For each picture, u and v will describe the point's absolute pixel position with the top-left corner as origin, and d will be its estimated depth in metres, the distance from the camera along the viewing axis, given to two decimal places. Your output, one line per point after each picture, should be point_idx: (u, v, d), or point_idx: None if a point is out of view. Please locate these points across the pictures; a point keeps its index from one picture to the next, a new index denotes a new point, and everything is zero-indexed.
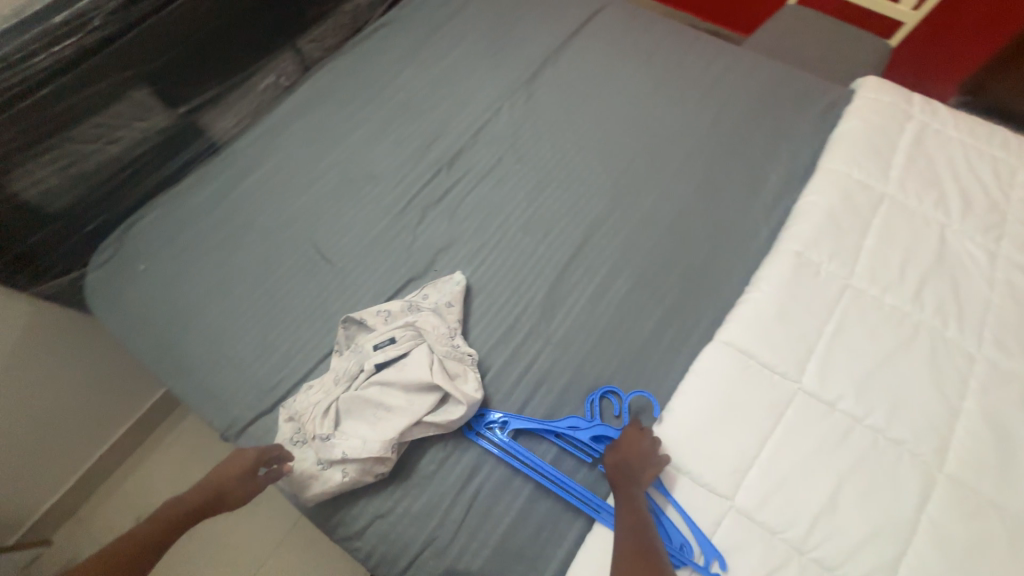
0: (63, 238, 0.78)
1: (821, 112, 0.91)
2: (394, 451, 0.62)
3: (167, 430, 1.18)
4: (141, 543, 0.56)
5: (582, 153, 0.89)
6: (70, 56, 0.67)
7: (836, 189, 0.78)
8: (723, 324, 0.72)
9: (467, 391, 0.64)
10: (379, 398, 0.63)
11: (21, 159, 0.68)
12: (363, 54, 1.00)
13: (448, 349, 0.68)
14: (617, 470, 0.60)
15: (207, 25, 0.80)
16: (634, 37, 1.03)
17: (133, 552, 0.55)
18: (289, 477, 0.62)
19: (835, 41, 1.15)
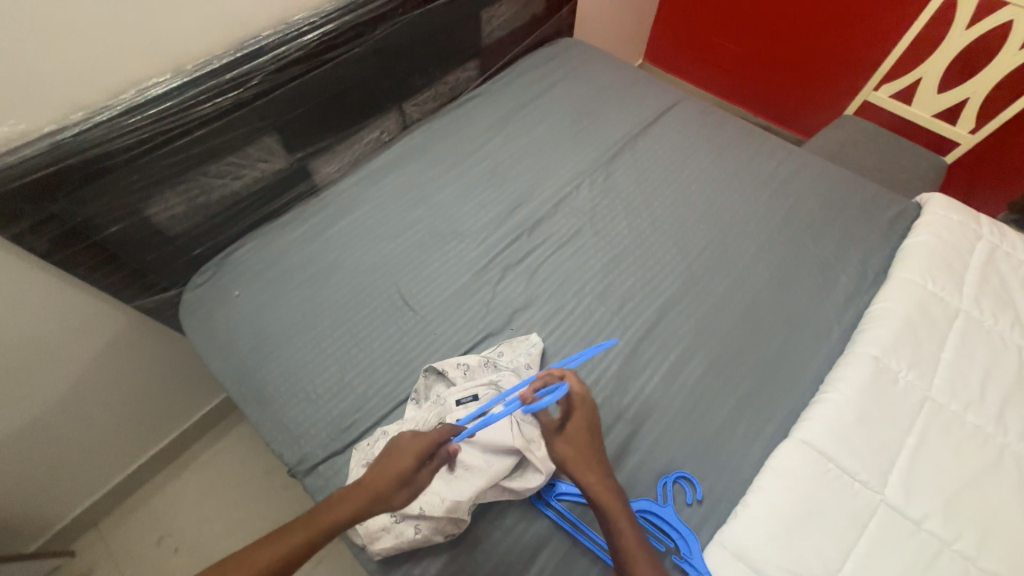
0: (173, 259, 0.84)
1: (889, 220, 0.95)
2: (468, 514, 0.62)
3: (203, 448, 1.18)
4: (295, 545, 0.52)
5: (656, 234, 0.94)
6: (226, 107, 0.76)
7: (911, 299, 0.80)
8: (799, 421, 0.72)
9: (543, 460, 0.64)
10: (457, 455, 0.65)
11: (161, 188, 0.75)
12: (457, 121, 1.09)
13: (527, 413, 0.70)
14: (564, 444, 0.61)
15: (336, 86, 0.89)
16: (708, 132, 1.11)
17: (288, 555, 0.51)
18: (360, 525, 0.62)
19: (895, 153, 1.21)
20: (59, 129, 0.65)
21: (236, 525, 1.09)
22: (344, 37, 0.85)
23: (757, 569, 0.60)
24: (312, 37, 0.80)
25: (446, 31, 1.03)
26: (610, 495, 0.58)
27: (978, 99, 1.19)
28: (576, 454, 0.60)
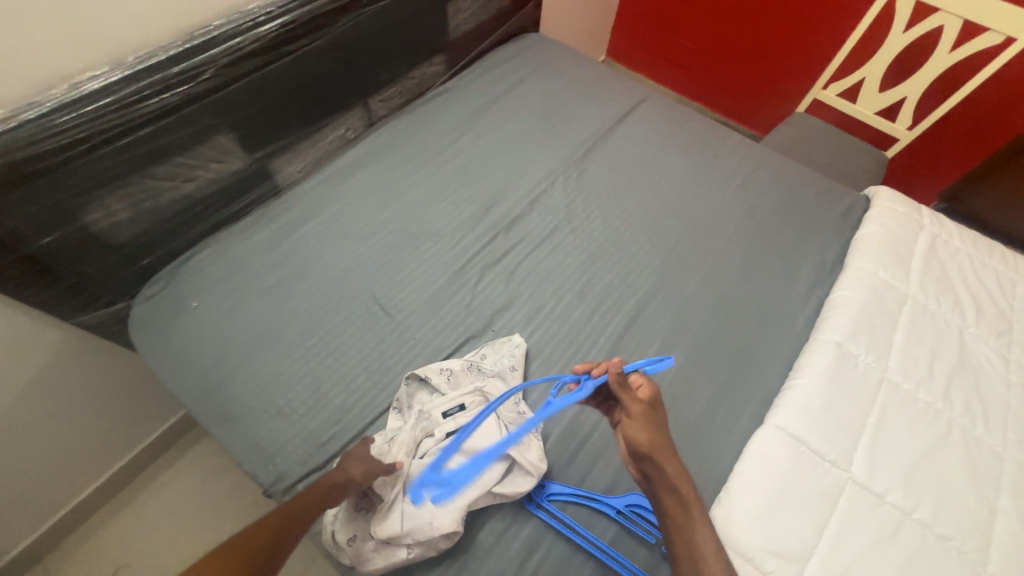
0: (117, 270, 0.76)
1: (842, 213, 1.01)
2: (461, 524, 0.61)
3: (159, 471, 1.09)
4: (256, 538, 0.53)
5: (630, 231, 0.95)
6: (175, 102, 0.69)
7: (866, 286, 0.85)
8: (773, 407, 0.75)
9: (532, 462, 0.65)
10: (447, 465, 0.64)
11: (100, 193, 0.68)
12: (425, 117, 1.06)
13: (514, 416, 0.70)
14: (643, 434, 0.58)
15: (297, 81, 0.83)
16: (675, 129, 1.14)
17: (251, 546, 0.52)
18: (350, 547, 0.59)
19: (844, 148, 1.29)
20: None
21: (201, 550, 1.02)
22: (305, 28, 0.80)
23: (742, 554, 0.62)
24: (271, 28, 0.75)
25: (412, 24, 0.99)
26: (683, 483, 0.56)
27: (915, 99, 1.28)
28: (653, 440, 0.58)
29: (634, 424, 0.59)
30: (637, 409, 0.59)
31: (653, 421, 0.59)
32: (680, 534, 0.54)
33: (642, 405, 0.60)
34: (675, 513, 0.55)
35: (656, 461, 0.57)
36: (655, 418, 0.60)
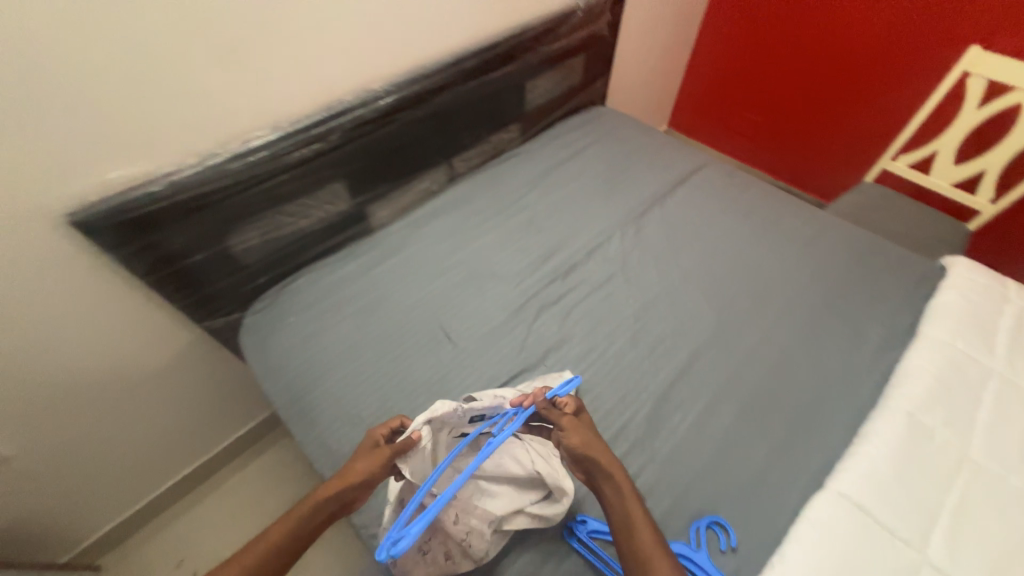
0: (240, 286, 0.93)
1: (915, 281, 0.98)
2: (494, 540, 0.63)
3: (232, 472, 1.21)
4: (270, 544, 0.57)
5: (685, 284, 0.99)
6: (309, 156, 0.87)
7: (942, 357, 0.82)
8: (834, 472, 0.72)
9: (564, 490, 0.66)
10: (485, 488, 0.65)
11: (242, 223, 0.86)
12: (499, 175, 1.20)
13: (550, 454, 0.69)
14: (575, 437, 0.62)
15: (399, 141, 1.01)
16: (732, 192, 1.19)
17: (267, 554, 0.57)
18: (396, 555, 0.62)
19: (918, 218, 1.25)
20: (175, 170, 0.77)
21: None
22: (411, 102, 0.98)
23: None
24: (386, 102, 0.93)
25: (496, 99, 1.16)
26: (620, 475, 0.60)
27: (995, 171, 1.24)
28: (585, 440, 0.62)
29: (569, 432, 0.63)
30: (566, 419, 0.64)
31: (585, 428, 0.64)
32: (628, 538, 0.56)
33: (570, 417, 0.64)
34: (617, 507, 0.58)
35: (597, 464, 0.61)
36: (586, 425, 0.65)
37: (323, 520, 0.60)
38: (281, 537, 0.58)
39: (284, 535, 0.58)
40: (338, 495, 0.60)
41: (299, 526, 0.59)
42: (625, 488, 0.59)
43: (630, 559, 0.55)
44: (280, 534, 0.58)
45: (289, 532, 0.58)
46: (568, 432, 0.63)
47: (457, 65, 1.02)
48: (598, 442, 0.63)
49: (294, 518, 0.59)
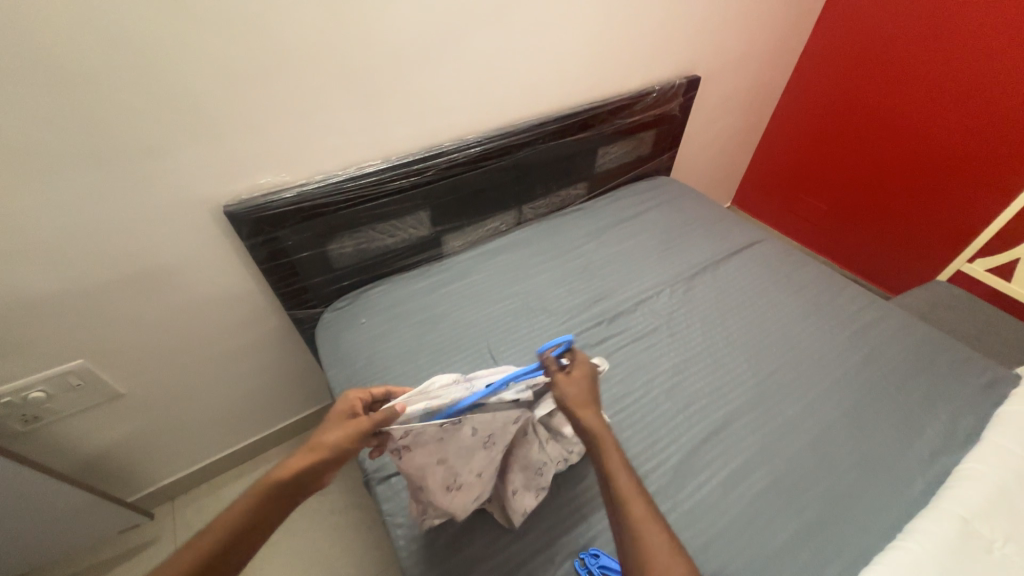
0: (329, 285, 1.08)
1: (981, 385, 0.93)
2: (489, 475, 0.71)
3: (278, 455, 1.32)
4: (235, 523, 0.56)
5: (729, 347, 1.01)
6: (408, 185, 1.04)
7: (1007, 467, 0.76)
8: (870, 563, 0.68)
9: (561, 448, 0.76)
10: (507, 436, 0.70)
11: (344, 232, 1.02)
12: (562, 224, 1.31)
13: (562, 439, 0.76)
14: (568, 392, 0.66)
15: (482, 184, 1.16)
16: (788, 269, 1.21)
17: (235, 535, 0.56)
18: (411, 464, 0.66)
19: (996, 324, 1.19)
20: (306, 183, 0.95)
21: (285, 536, 1.19)
22: (498, 153, 1.14)
23: None
24: (477, 150, 1.09)
25: (571, 159, 1.30)
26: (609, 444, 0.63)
27: None
28: (575, 400, 0.66)
29: (561, 386, 0.67)
30: (560, 374, 0.68)
31: (579, 382, 0.67)
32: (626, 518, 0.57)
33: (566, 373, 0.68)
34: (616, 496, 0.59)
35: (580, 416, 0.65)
36: (581, 380, 0.68)
37: (293, 492, 0.59)
38: (247, 517, 0.57)
39: (250, 517, 0.57)
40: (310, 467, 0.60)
41: (268, 505, 0.58)
42: (606, 445, 0.63)
43: (626, 539, 0.56)
44: (246, 513, 0.57)
45: (255, 510, 0.57)
46: (556, 386, 0.67)
47: (541, 127, 1.18)
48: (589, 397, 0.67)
49: (259, 497, 0.58)
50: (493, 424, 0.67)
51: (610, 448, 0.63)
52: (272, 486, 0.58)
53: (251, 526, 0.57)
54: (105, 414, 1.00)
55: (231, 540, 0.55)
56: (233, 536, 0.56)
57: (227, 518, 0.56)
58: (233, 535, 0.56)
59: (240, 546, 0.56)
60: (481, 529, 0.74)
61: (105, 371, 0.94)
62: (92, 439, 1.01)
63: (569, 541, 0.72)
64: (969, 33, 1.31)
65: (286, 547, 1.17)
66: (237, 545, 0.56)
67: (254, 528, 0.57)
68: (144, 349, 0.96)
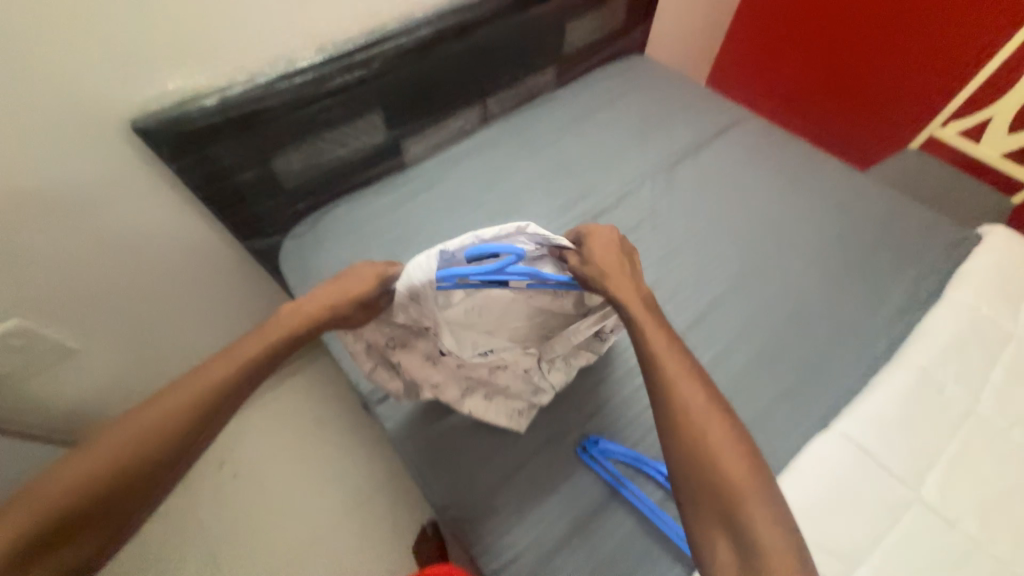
0: (281, 209, 0.97)
1: (946, 247, 0.97)
2: (469, 386, 0.75)
3: (267, 390, 1.32)
4: (208, 390, 0.56)
5: (712, 236, 1.00)
6: (352, 82, 0.89)
7: (963, 318, 0.83)
8: (838, 416, 0.75)
9: (559, 381, 0.75)
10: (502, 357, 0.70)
11: (287, 147, 0.89)
12: (532, 119, 1.19)
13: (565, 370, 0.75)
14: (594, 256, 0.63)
15: (436, 74, 1.00)
16: (769, 149, 1.17)
17: (206, 402, 0.56)
18: (405, 352, 0.72)
19: (961, 188, 1.21)
20: (227, 87, 0.79)
21: (291, 460, 1.23)
22: (451, 34, 0.97)
23: None
24: (427, 32, 0.93)
25: (537, 37, 1.14)
26: (645, 315, 0.61)
27: None
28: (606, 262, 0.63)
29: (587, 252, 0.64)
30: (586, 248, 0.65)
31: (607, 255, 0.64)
32: None
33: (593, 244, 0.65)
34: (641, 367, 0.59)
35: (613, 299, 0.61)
36: (609, 247, 0.65)
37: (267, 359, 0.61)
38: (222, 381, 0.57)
39: (225, 387, 0.57)
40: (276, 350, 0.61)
41: (245, 371, 0.59)
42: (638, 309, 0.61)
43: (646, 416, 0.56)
44: (217, 380, 0.57)
45: (231, 381, 0.58)
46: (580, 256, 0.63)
47: None
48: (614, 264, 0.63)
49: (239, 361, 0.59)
50: (491, 339, 0.69)
51: (647, 320, 0.60)
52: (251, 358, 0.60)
53: (224, 392, 0.57)
54: (63, 371, 0.94)
55: (199, 408, 0.56)
56: (203, 404, 0.56)
57: (199, 386, 0.56)
58: (205, 402, 0.56)
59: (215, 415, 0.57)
60: (484, 432, 0.77)
61: (51, 326, 0.86)
62: (59, 396, 0.97)
63: (570, 432, 0.76)
64: None
65: (295, 471, 1.21)
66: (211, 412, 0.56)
67: (229, 397, 0.58)
68: (87, 299, 0.87)
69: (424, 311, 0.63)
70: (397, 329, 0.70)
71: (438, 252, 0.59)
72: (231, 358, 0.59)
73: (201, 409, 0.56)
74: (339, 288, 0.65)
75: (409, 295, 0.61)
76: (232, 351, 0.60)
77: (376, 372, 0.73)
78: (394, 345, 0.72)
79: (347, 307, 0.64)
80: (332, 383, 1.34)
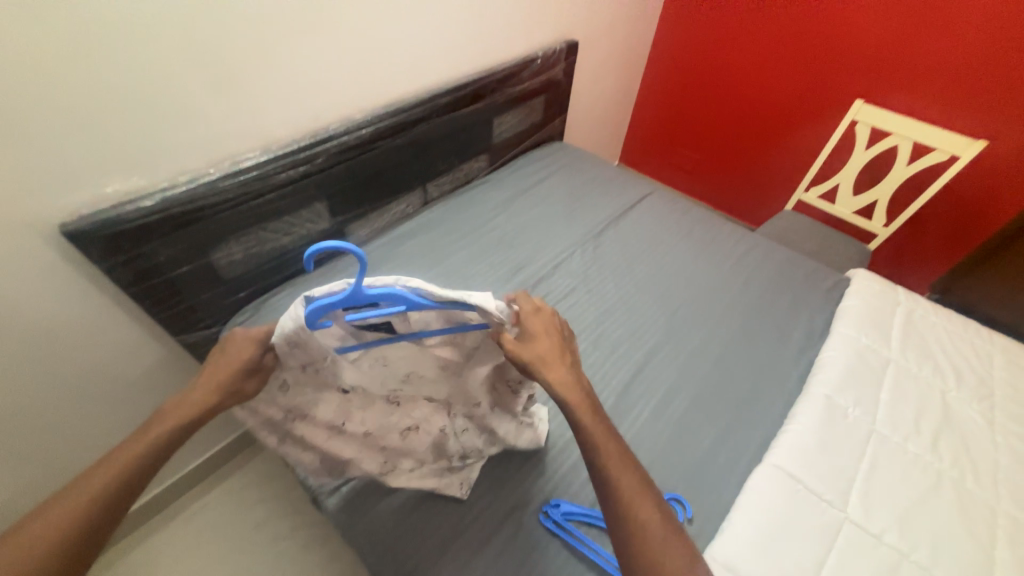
0: (220, 298, 0.95)
1: (826, 290, 1.16)
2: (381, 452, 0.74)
3: (195, 500, 1.18)
4: (94, 497, 0.49)
5: (640, 295, 1.11)
6: (296, 176, 0.94)
7: (851, 349, 0.97)
8: (769, 449, 0.83)
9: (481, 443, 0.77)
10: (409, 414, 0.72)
11: (228, 239, 0.90)
12: (469, 200, 1.30)
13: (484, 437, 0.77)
14: (530, 335, 0.62)
15: (378, 166, 1.09)
16: (677, 216, 1.35)
17: (90, 514, 0.48)
18: (311, 418, 0.69)
19: (830, 240, 1.46)
20: (169, 186, 0.81)
21: None
22: (391, 131, 1.07)
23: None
24: (368, 131, 1.02)
25: (468, 131, 1.28)
26: (572, 393, 0.60)
27: (886, 200, 1.51)
28: (540, 344, 0.61)
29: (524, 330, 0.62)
30: (528, 323, 0.62)
31: (545, 331, 0.63)
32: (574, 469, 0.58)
33: (535, 319, 0.63)
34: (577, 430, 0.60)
35: (549, 369, 0.60)
36: (547, 323, 0.64)
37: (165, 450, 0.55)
38: (112, 485, 0.50)
39: (118, 489, 0.50)
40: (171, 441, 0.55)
41: (138, 469, 0.52)
42: (568, 387, 0.60)
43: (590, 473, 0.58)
44: (105, 485, 0.50)
45: (125, 480, 0.51)
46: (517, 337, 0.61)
47: (434, 101, 1.13)
48: (551, 345, 0.62)
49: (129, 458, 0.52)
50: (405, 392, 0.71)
51: (572, 393, 0.60)
52: (147, 452, 0.53)
53: (115, 498, 0.50)
54: None
55: (85, 521, 0.48)
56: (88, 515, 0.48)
57: (82, 496, 0.49)
58: (91, 512, 0.48)
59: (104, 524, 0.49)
60: (444, 513, 0.74)
61: None
62: None
63: (531, 499, 0.76)
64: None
65: None
66: (100, 521, 0.49)
67: (123, 501, 0.51)
68: None
69: (312, 353, 0.59)
70: (297, 395, 0.67)
71: (303, 296, 0.56)
72: (108, 464, 0.51)
73: (88, 521, 0.48)
74: (223, 355, 0.59)
75: (286, 342, 0.57)
76: (119, 448, 0.53)
77: (284, 445, 0.72)
78: (297, 418, 0.69)
79: (238, 381, 0.59)
80: (272, 481, 1.22)
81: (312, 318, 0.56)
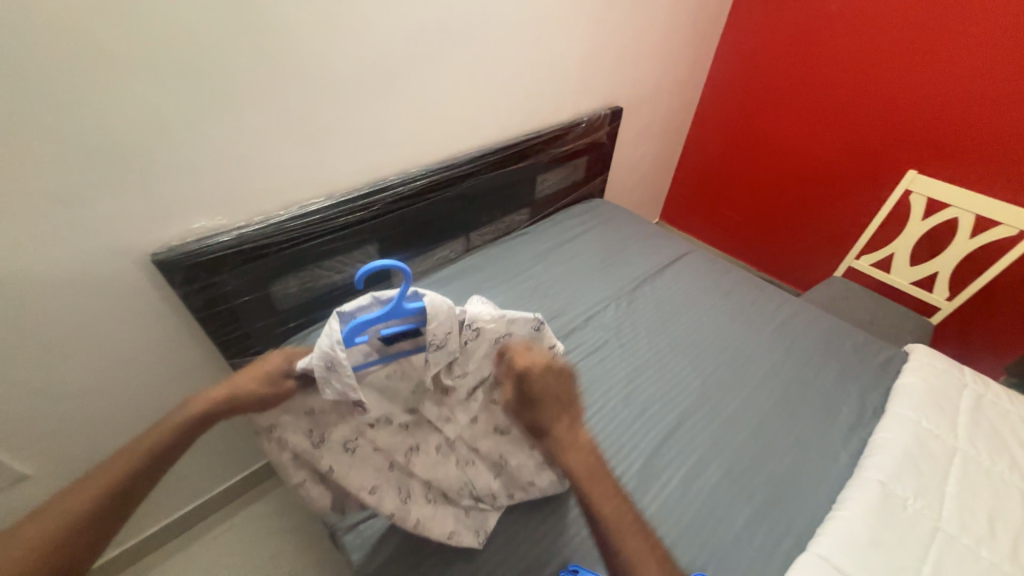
0: (273, 328, 1.03)
1: (880, 364, 1.08)
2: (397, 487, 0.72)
3: (220, 521, 1.21)
4: (113, 479, 0.53)
5: (674, 354, 1.09)
6: (354, 221, 1.03)
7: (908, 432, 0.89)
8: (814, 536, 0.75)
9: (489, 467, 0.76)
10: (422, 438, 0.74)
11: (288, 274, 0.99)
12: (509, 249, 1.36)
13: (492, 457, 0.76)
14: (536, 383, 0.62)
15: (427, 215, 1.17)
16: (716, 276, 1.34)
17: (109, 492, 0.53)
18: (331, 448, 0.70)
19: (885, 311, 1.38)
20: (245, 225, 0.91)
21: None
22: (442, 184, 1.16)
23: None
24: (422, 183, 1.11)
25: (513, 186, 1.36)
26: (577, 451, 0.61)
27: (947, 273, 1.42)
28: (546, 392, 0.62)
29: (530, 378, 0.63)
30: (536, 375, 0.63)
31: (551, 382, 0.63)
32: None
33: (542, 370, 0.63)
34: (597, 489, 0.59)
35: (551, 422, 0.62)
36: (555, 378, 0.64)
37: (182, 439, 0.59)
38: (128, 469, 0.54)
39: (134, 471, 0.55)
40: (154, 449, 0.56)
41: (156, 454, 0.56)
42: (569, 445, 0.61)
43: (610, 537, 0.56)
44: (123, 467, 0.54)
45: (140, 462, 0.55)
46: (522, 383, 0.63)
47: (483, 158, 1.23)
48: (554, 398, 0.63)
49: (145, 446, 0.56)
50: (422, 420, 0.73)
51: (578, 454, 0.61)
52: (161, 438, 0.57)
53: (133, 478, 0.55)
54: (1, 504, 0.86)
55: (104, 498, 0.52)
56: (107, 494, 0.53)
57: (103, 475, 0.53)
58: (114, 492, 0.53)
59: (126, 500, 0.54)
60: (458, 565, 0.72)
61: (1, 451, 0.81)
62: None
63: (547, 561, 0.73)
64: (831, 71, 1.59)
65: None
66: (120, 499, 0.54)
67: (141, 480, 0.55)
68: (51, 421, 0.84)
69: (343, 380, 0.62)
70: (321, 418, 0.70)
71: (338, 312, 0.62)
72: (126, 450, 0.55)
73: (109, 498, 0.53)
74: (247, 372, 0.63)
75: (324, 365, 0.61)
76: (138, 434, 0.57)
77: (304, 485, 0.72)
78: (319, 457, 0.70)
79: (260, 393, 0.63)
80: (293, 513, 1.24)
81: (350, 335, 0.63)
